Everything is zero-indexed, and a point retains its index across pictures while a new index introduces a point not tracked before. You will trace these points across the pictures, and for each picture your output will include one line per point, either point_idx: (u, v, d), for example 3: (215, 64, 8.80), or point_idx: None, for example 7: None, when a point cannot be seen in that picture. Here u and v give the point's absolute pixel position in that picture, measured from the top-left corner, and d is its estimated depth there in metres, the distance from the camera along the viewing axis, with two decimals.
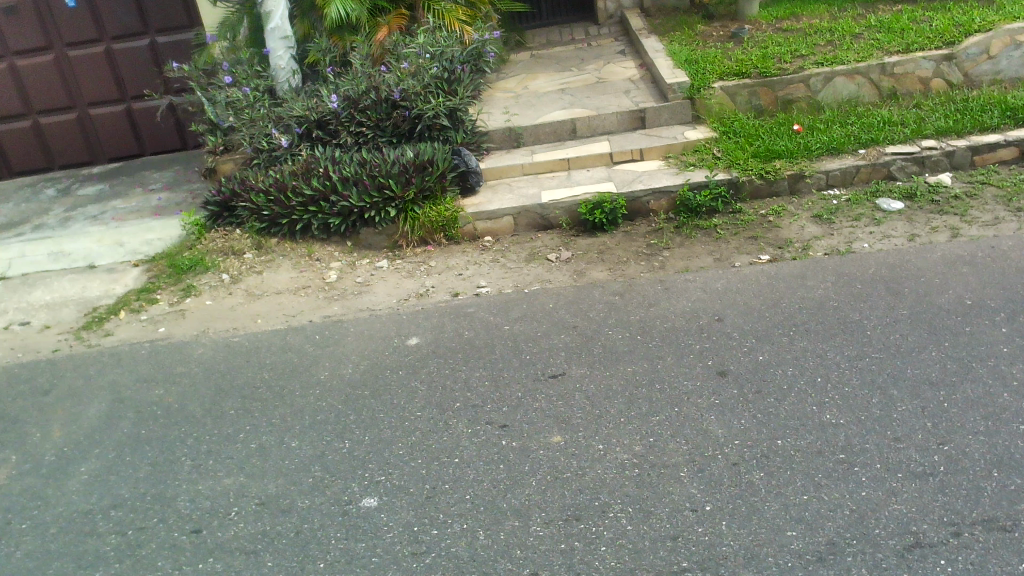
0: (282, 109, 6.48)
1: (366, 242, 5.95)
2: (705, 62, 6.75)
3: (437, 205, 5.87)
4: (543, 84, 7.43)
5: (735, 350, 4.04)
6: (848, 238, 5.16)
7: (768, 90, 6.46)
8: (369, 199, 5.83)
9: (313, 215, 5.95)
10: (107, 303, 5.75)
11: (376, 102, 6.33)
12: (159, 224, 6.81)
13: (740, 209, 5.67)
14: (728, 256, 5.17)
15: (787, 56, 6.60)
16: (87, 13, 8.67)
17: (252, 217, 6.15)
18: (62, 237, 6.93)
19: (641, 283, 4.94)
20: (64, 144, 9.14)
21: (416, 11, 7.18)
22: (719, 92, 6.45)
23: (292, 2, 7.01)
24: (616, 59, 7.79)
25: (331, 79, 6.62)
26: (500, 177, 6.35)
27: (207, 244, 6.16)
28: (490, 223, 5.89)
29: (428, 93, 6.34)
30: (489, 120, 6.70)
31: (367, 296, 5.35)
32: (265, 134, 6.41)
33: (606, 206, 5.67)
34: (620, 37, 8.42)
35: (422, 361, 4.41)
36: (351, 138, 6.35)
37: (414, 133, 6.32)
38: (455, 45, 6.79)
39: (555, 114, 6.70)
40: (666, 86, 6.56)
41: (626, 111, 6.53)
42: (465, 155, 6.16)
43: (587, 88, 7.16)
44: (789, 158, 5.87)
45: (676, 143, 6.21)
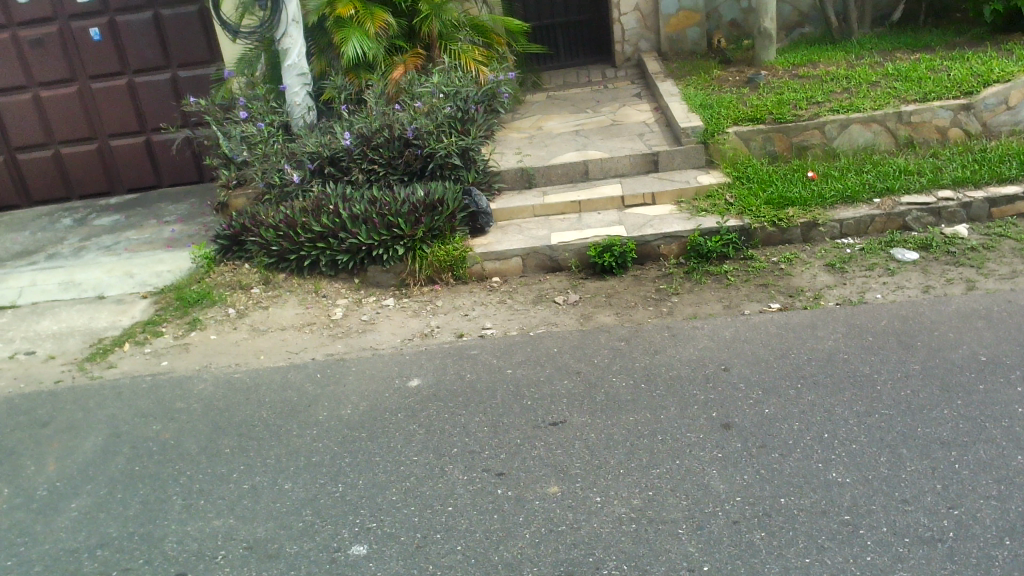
0: (296, 145, 6.50)
1: (373, 279, 5.91)
2: (720, 107, 6.72)
3: (446, 245, 5.84)
4: (558, 126, 7.43)
5: (741, 401, 3.94)
6: (861, 288, 5.07)
7: (783, 136, 6.41)
8: (378, 237, 5.81)
9: (321, 251, 5.93)
10: (113, 335, 5.74)
11: (389, 140, 6.35)
12: (170, 257, 6.83)
13: (751, 256, 5.60)
14: (737, 304, 5.09)
15: (802, 102, 6.56)
16: (111, 47, 8.81)
17: (261, 252, 6.15)
18: (74, 267, 6.97)
19: (648, 329, 4.87)
20: (84, 175, 9.25)
21: (432, 51, 7.24)
22: (734, 137, 6.41)
23: (311, 39, 7.06)
24: (632, 102, 7.79)
25: (345, 116, 6.65)
26: (510, 218, 6.32)
27: (215, 277, 6.16)
28: (498, 264, 5.84)
29: (441, 132, 6.34)
30: (502, 161, 6.70)
31: (371, 335, 5.30)
32: (277, 170, 6.42)
33: (615, 249, 5.64)
34: (637, 80, 8.44)
35: (421, 404, 4.33)
36: (362, 176, 6.35)
37: (426, 171, 6.32)
38: (471, 86, 6.81)
39: (567, 156, 6.68)
40: (680, 130, 6.53)
41: (639, 154, 6.50)
42: (475, 195, 6.14)
43: (601, 130, 7.15)
44: (802, 205, 5.80)
45: (688, 188, 6.16)
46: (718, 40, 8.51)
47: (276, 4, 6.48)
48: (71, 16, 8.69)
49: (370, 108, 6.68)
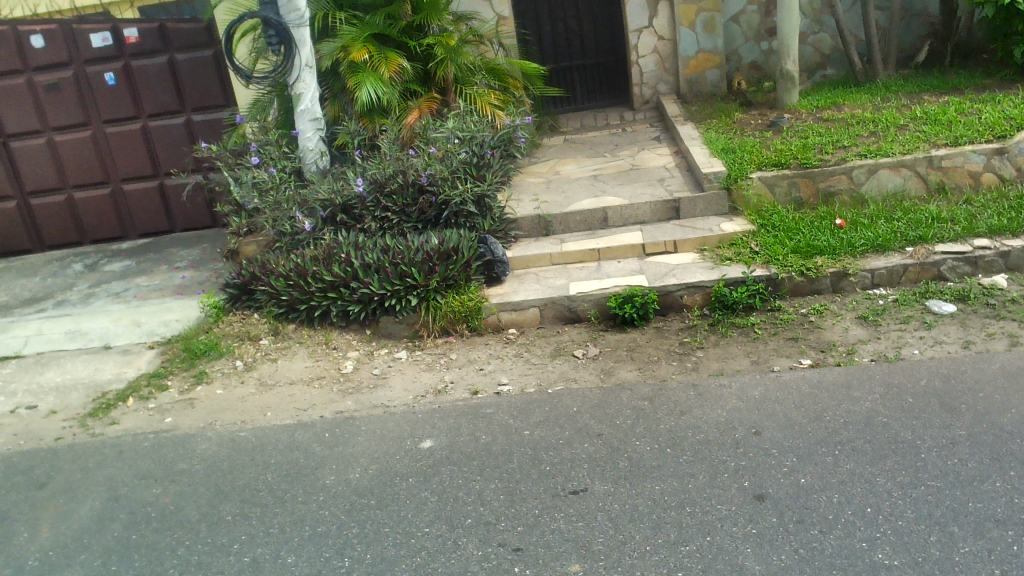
0: (308, 191, 6.36)
1: (385, 330, 5.71)
2: (743, 152, 6.54)
3: (460, 295, 5.65)
4: (576, 170, 7.27)
5: (774, 470, 3.69)
6: (896, 343, 4.82)
7: (809, 181, 6.21)
8: (390, 287, 5.62)
9: (332, 301, 5.75)
10: (117, 388, 5.56)
11: (403, 186, 6.20)
12: (179, 305, 6.67)
13: (779, 307, 5.37)
14: (765, 360, 4.85)
15: (828, 147, 6.37)
16: (126, 91, 8.76)
17: (271, 301, 5.97)
18: (81, 315, 6.83)
19: (672, 387, 4.63)
20: (96, 219, 9.16)
21: (447, 95, 7.12)
22: (758, 182, 6.21)
23: (324, 84, 6.95)
24: (651, 146, 7.63)
25: (358, 162, 6.51)
26: (527, 266, 6.13)
27: (224, 328, 5.99)
28: (515, 315, 5.64)
29: (456, 178, 6.19)
30: (518, 206, 6.52)
31: (382, 390, 5.09)
32: (288, 217, 6.28)
33: (637, 300, 5.41)
34: (656, 123, 8.28)
35: (434, 468, 4.10)
36: (375, 223, 6.19)
37: (441, 219, 6.15)
38: (487, 131, 6.67)
39: (585, 202, 6.50)
40: (702, 176, 6.35)
41: (660, 201, 6.32)
42: (491, 243, 5.96)
43: (620, 176, 6.98)
44: (831, 254, 5.57)
45: (711, 235, 5.95)
46: (738, 82, 8.36)
47: (290, 48, 6.38)
48: (87, 60, 8.66)
49: (384, 154, 6.54)
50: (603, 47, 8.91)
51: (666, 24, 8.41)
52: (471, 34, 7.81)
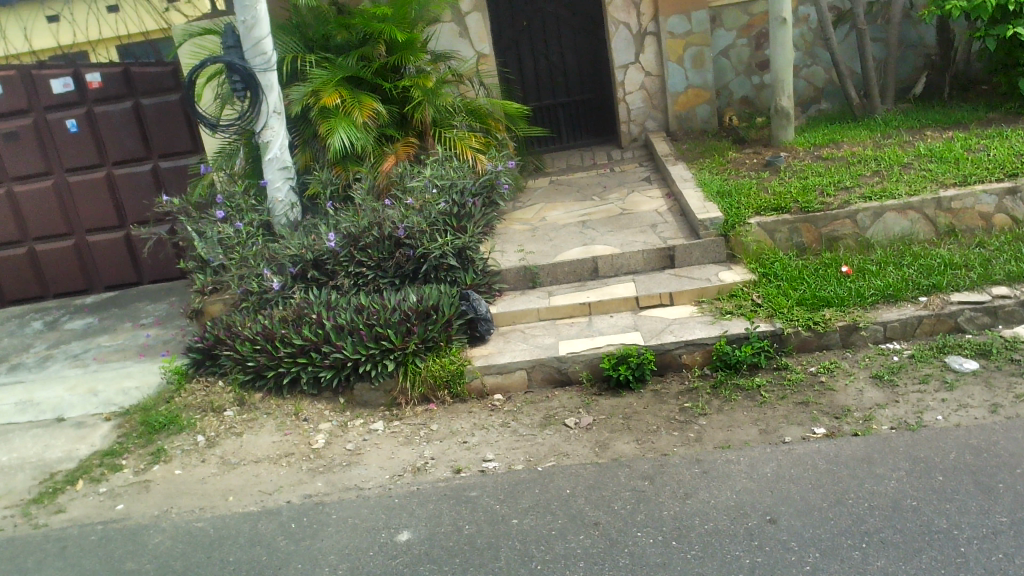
0: (277, 246, 5.94)
1: (360, 398, 5.27)
2: (740, 195, 6.16)
3: (441, 358, 5.23)
4: (562, 216, 6.90)
5: (795, 569, 3.25)
6: (917, 406, 4.41)
7: (811, 226, 5.83)
8: (365, 351, 5.20)
9: (302, 367, 5.30)
10: (66, 469, 5.08)
11: (378, 239, 5.79)
12: (139, 370, 6.21)
13: (786, 365, 4.96)
14: (775, 428, 4.42)
15: (830, 188, 6.01)
16: (89, 138, 8.34)
17: (236, 368, 5.52)
18: (35, 383, 6.35)
19: (674, 463, 4.19)
20: (60, 272, 8.69)
21: (425, 139, 6.75)
22: (757, 228, 5.83)
23: (294, 130, 6.56)
24: (641, 188, 7.26)
25: (331, 213, 6.10)
26: (513, 322, 5.71)
27: (186, 397, 5.53)
28: (500, 378, 5.21)
29: (435, 230, 5.79)
30: (503, 257, 6.12)
31: (356, 469, 4.63)
32: (256, 275, 5.85)
33: (632, 360, 5.00)
34: (646, 162, 7.92)
35: (411, 568, 3.64)
36: (349, 280, 5.76)
37: (419, 274, 5.74)
38: (467, 177, 6.29)
39: (574, 251, 6.11)
40: (697, 222, 5.97)
41: (653, 249, 5.92)
42: (473, 299, 5.55)
43: (610, 222, 6.60)
44: (839, 306, 5.18)
45: (709, 286, 5.57)
46: (729, 118, 8.03)
47: (256, 95, 6.00)
48: (47, 107, 8.24)
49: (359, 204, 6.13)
50: (588, 83, 8.59)
51: (653, 59, 8.10)
52: (448, 74, 7.47)
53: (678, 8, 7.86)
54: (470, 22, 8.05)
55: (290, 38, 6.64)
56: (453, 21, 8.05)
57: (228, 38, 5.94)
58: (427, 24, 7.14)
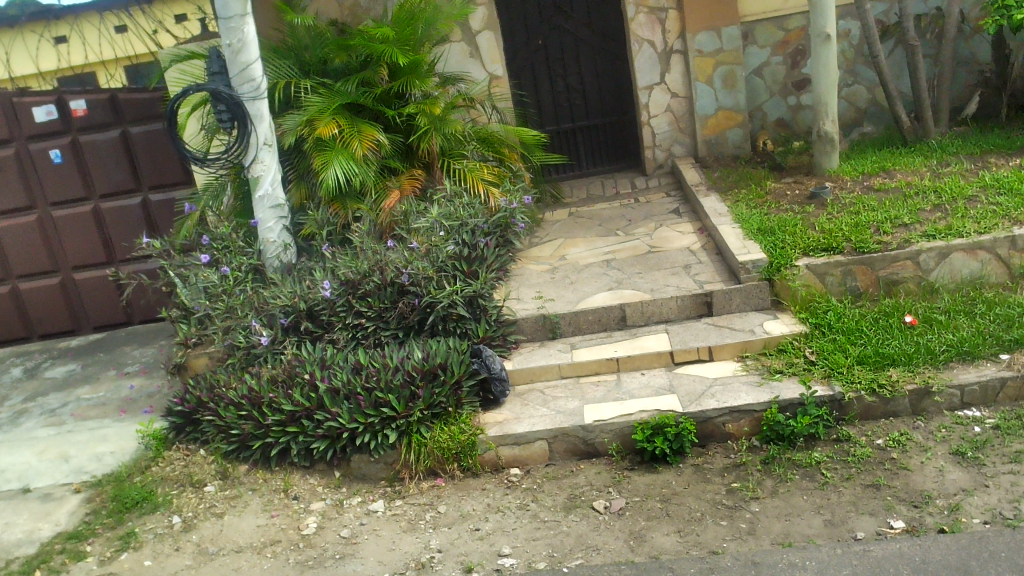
0: (267, 294, 5.33)
1: (357, 471, 4.63)
2: (784, 232, 5.50)
3: (450, 426, 4.59)
4: (584, 254, 6.27)
5: None
6: (1013, 493, 3.73)
7: (866, 268, 5.16)
8: (363, 419, 4.56)
9: (293, 436, 4.67)
10: (23, 555, 4.45)
11: (380, 286, 5.17)
12: (116, 431, 5.59)
13: (848, 437, 4.29)
14: (844, 519, 3.75)
15: (886, 225, 5.34)
16: (75, 170, 7.78)
17: (219, 435, 4.89)
18: (2, 445, 5.74)
19: (726, 566, 3.52)
20: (44, 313, 8.10)
21: (432, 171, 6.16)
22: (805, 271, 5.17)
23: (288, 163, 5.97)
24: (669, 221, 6.62)
25: (328, 257, 5.50)
26: (531, 380, 5.06)
27: (163, 468, 4.90)
28: (517, 450, 4.56)
29: (443, 276, 5.17)
30: (519, 303, 5.48)
31: (351, 564, 3.98)
32: (243, 327, 5.23)
33: (669, 432, 4.34)
34: (674, 191, 7.27)
35: None
36: (346, 333, 5.13)
37: (425, 325, 5.12)
38: (479, 214, 5.68)
39: (598, 297, 5.46)
40: (737, 264, 5.31)
41: (688, 295, 5.27)
42: (486, 356, 4.91)
43: (637, 261, 5.96)
44: (907, 364, 4.51)
45: (754, 339, 4.91)
46: (764, 142, 7.38)
47: (243, 126, 5.45)
48: (30, 137, 7.71)
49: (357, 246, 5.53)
50: (609, 106, 7.98)
51: (679, 80, 7.48)
52: (457, 99, 6.87)
53: (707, 24, 7.24)
54: (481, 42, 7.46)
55: (284, 62, 6.06)
56: (463, 41, 7.47)
57: (213, 63, 5.41)
58: (434, 44, 6.56)
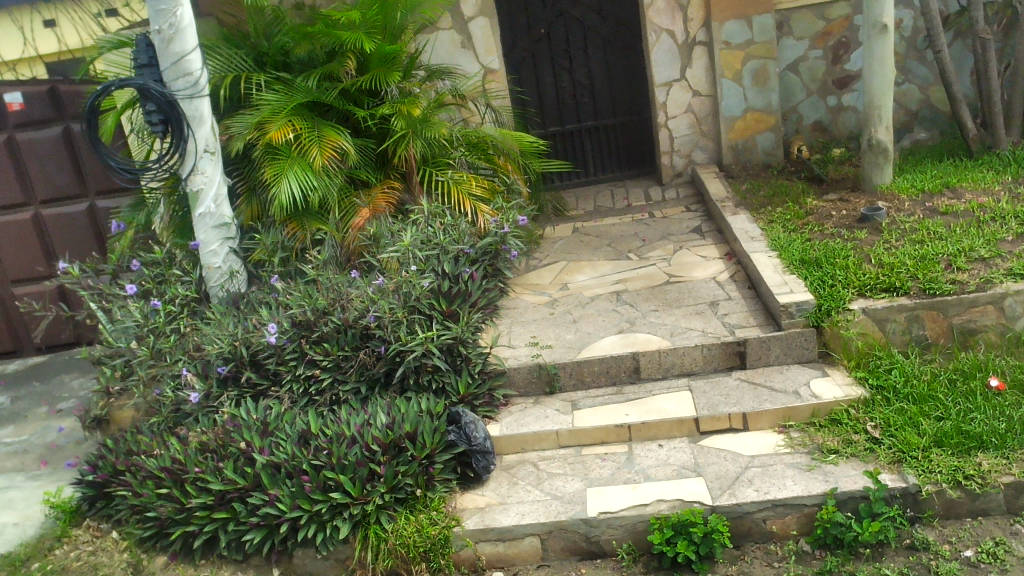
0: (203, 335, 4.38)
1: (301, 570, 3.68)
2: (834, 265, 4.53)
3: (416, 515, 3.65)
4: (589, 282, 5.30)
5: None
6: None
7: (937, 314, 4.19)
8: (308, 506, 3.62)
9: (221, 524, 3.72)
10: None
11: (340, 329, 4.24)
12: (25, 496, 4.63)
13: (927, 545, 3.34)
14: None
15: (961, 259, 4.36)
16: (9, 172, 6.63)
17: (135, 515, 3.94)
18: None
19: None
20: None
21: (411, 182, 5.24)
22: (862, 317, 4.19)
23: (238, 175, 5.00)
24: (690, 243, 5.65)
25: (281, 287, 4.57)
26: (522, 449, 4.11)
27: (65, 554, 3.95)
28: (501, 547, 3.62)
29: (415, 319, 4.22)
30: (509, 349, 4.52)
31: None
32: (172, 376, 4.28)
33: (695, 533, 3.39)
34: (696, 206, 6.30)
35: None
36: (297, 386, 4.19)
37: (393, 379, 4.18)
38: (464, 237, 4.74)
39: (606, 341, 4.50)
40: (776, 305, 4.33)
41: (716, 343, 4.30)
42: (466, 422, 3.93)
43: (653, 294, 4.99)
44: (999, 448, 3.54)
45: (798, 405, 3.95)
46: (799, 150, 6.41)
47: (179, 130, 4.48)
48: None
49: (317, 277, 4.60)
50: (621, 104, 7.01)
51: (703, 75, 6.51)
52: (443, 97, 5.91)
53: (737, 11, 6.25)
54: (475, 30, 6.48)
55: (235, 53, 5.11)
56: (455, 29, 6.49)
57: (140, 53, 4.39)
58: (415, 32, 5.58)
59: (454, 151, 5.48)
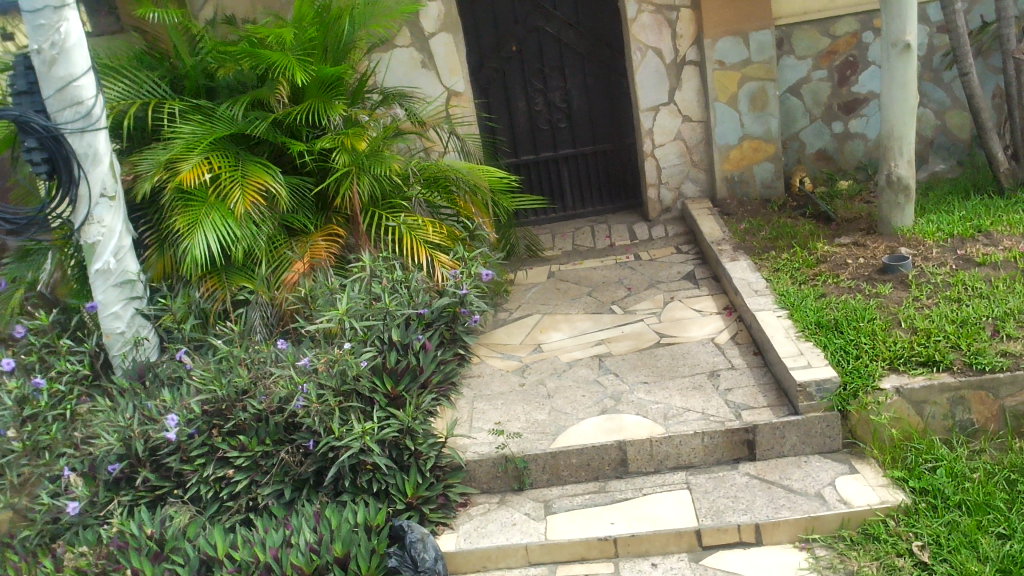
0: (94, 422, 3.57)
1: None
2: (857, 330, 3.79)
3: None
4: (566, 342, 4.55)
5: None
6: None
7: (987, 394, 3.46)
8: None
9: None
10: None
11: (259, 417, 3.45)
12: None
13: None
14: None
15: (1011, 324, 3.64)
16: None
17: None
18: None
19: None
20: None
21: (355, 227, 4.44)
22: (896, 399, 3.46)
23: (147, 222, 4.19)
24: (683, 293, 4.92)
25: (195, 360, 3.78)
26: (483, 568, 3.32)
27: None
28: None
29: (352, 405, 3.44)
30: (470, 435, 3.74)
31: None
32: (52, 477, 3.46)
33: None
34: (690, 248, 5.57)
35: None
36: (204, 489, 3.38)
37: (324, 479, 3.40)
38: (418, 297, 4.00)
39: (586, 424, 3.75)
40: (792, 382, 3.59)
41: (719, 430, 3.54)
42: (412, 540, 3.16)
43: (642, 359, 4.23)
44: None
45: (824, 514, 3.19)
46: (801, 181, 5.81)
47: (67, 170, 3.66)
48: None
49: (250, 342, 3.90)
50: (601, 130, 6.33)
51: (693, 99, 5.83)
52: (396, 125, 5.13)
53: (732, 27, 5.56)
54: (436, 47, 5.73)
55: (148, 75, 4.32)
56: (414, 46, 5.73)
57: (17, 78, 3.59)
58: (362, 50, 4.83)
59: (409, 188, 4.71)
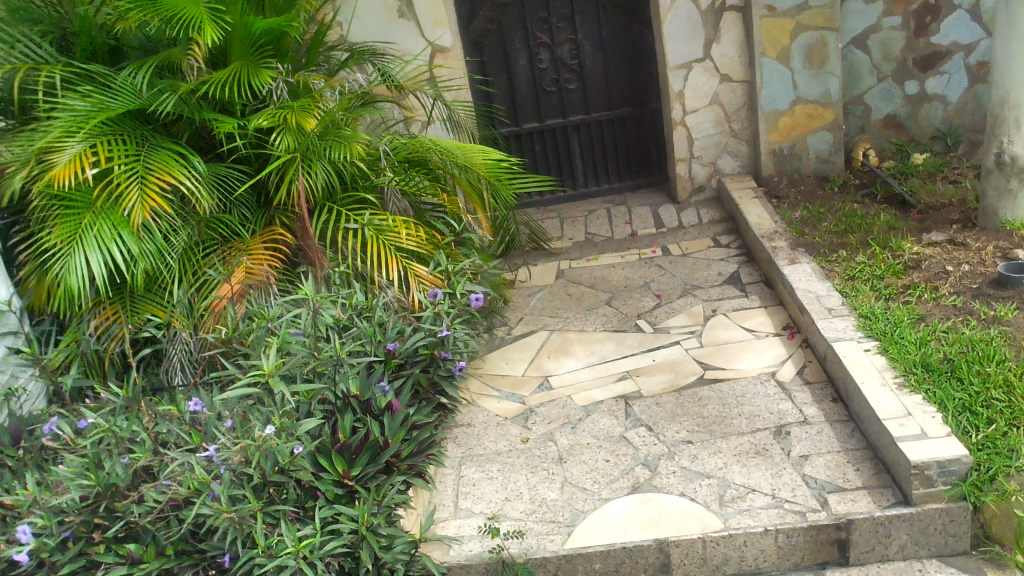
0: None
1: None
2: (984, 378, 2.78)
3: None
4: (582, 374, 3.55)
5: None
6: None
7: None
8: None
9: None
10: None
11: (158, 518, 2.44)
12: None
13: None
14: None
15: None
16: None
17: None
18: None
19: None
20: None
21: (298, 232, 3.41)
22: None
23: (18, 232, 3.13)
24: (728, 304, 3.91)
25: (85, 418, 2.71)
26: None
27: None
28: None
29: (287, 501, 2.44)
30: (456, 526, 2.75)
31: None
32: None
33: None
34: (743, 243, 4.48)
35: None
36: None
37: None
38: (388, 330, 3.03)
39: (612, 506, 2.76)
40: (898, 458, 2.59)
41: (802, 526, 2.55)
42: None
43: (683, 403, 3.23)
44: None
45: None
46: (864, 156, 4.77)
47: None
48: None
49: (169, 394, 3.01)
50: (618, 92, 5.30)
51: (734, 54, 4.75)
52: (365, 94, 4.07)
53: None
54: None
55: (27, 28, 3.26)
56: None
57: None
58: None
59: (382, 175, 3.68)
